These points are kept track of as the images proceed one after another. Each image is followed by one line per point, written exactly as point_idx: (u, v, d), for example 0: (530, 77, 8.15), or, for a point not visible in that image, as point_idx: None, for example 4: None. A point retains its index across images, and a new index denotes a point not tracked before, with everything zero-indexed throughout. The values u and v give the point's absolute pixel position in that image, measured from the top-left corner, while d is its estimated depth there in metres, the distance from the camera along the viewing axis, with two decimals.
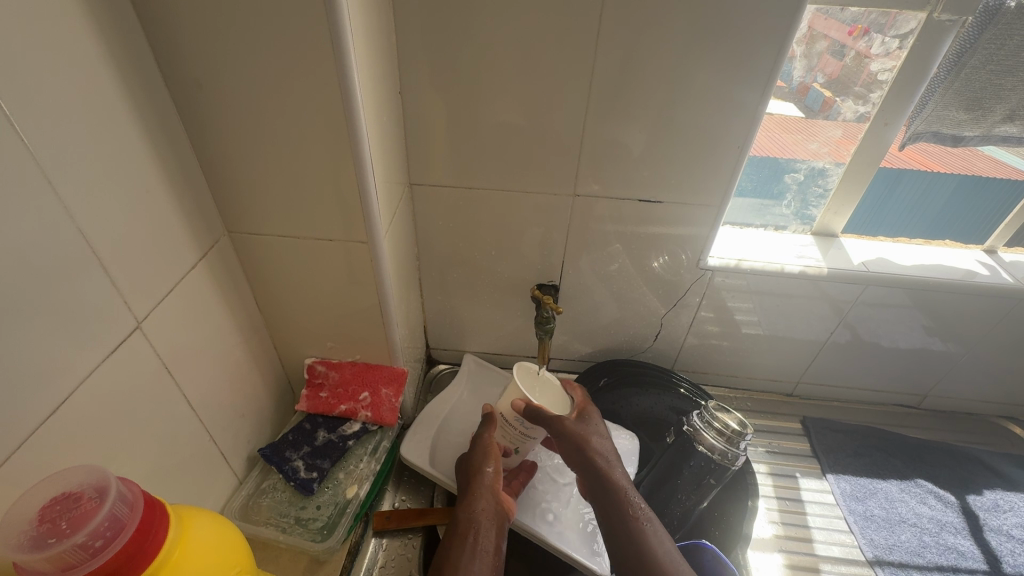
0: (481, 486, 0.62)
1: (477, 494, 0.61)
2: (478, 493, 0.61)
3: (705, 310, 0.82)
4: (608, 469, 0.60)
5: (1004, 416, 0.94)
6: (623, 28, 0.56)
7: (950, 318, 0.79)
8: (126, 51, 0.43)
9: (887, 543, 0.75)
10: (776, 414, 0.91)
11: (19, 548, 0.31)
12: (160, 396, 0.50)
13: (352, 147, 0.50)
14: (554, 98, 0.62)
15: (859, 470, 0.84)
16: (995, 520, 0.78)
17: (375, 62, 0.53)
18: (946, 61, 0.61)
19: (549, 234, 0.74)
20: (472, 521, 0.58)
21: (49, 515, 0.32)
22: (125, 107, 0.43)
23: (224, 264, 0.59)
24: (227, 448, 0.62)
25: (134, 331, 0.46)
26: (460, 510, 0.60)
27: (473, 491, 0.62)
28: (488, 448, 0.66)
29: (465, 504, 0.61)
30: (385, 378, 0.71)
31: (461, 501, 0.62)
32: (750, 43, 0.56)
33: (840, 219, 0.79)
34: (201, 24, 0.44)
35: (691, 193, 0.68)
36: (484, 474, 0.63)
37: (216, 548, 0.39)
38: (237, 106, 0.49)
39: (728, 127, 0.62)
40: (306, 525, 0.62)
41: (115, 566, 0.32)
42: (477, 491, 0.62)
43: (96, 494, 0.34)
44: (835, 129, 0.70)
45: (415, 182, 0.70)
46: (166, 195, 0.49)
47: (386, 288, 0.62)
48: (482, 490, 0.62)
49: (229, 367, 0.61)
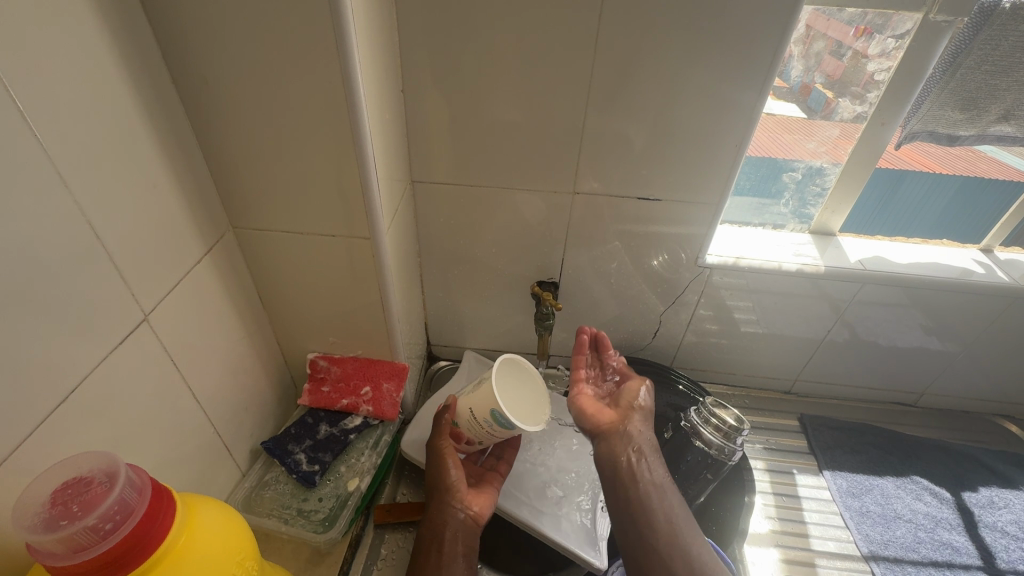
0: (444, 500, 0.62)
1: (443, 511, 0.61)
2: (445, 510, 0.61)
3: (704, 308, 0.82)
4: (637, 425, 0.66)
5: (1001, 414, 0.94)
6: (622, 27, 0.57)
7: (947, 316, 0.80)
8: (133, 47, 0.44)
9: (882, 538, 0.76)
10: (774, 411, 0.92)
11: (30, 529, 0.32)
12: (166, 388, 0.51)
13: (356, 143, 0.51)
14: (554, 97, 0.63)
15: (855, 467, 0.85)
16: (990, 516, 0.78)
17: (379, 60, 0.54)
18: (942, 61, 0.62)
19: (549, 231, 0.75)
20: (437, 540, 0.60)
21: (60, 499, 0.33)
22: (131, 102, 0.44)
23: (228, 258, 0.60)
24: (231, 440, 0.63)
25: (140, 322, 0.47)
26: (425, 527, 0.61)
27: (438, 509, 0.62)
28: (443, 452, 0.65)
29: (430, 521, 0.61)
30: (387, 373, 0.72)
31: (428, 516, 0.62)
32: (747, 42, 0.57)
33: (838, 218, 0.80)
34: (208, 22, 0.45)
35: (690, 190, 0.69)
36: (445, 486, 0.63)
37: (222, 534, 0.40)
38: (242, 103, 0.50)
39: (725, 125, 0.63)
40: (308, 517, 0.63)
41: (124, 549, 0.33)
42: (441, 509, 0.61)
43: (105, 478, 0.35)
44: (833, 129, 0.70)
45: (417, 179, 0.71)
46: (173, 190, 0.50)
47: (388, 283, 0.63)
48: (447, 506, 0.61)
49: (233, 360, 0.62)
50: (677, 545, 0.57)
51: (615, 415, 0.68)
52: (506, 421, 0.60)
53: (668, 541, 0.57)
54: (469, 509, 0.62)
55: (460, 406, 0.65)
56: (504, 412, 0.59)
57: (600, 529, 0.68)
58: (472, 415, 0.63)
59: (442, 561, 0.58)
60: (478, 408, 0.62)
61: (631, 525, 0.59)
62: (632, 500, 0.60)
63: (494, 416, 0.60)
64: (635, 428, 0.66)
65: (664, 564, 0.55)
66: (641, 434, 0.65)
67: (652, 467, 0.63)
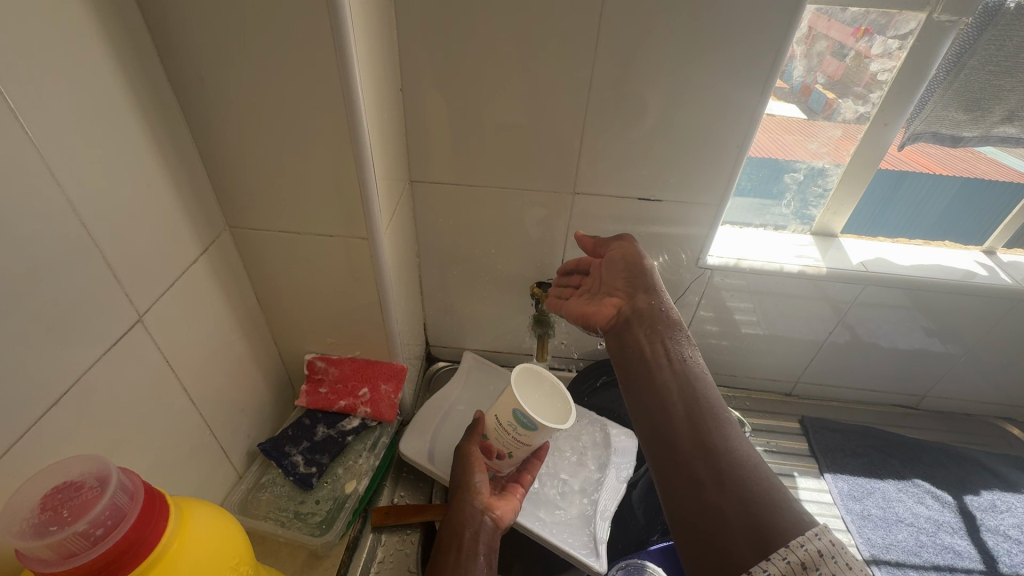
0: (466, 501, 0.62)
1: (463, 509, 0.61)
2: (466, 509, 0.61)
3: (704, 309, 0.82)
4: (650, 301, 0.62)
5: (1003, 417, 0.94)
6: (623, 27, 0.56)
7: (949, 319, 0.79)
8: (129, 46, 0.43)
9: (884, 542, 0.75)
10: (775, 413, 0.92)
11: (20, 535, 0.31)
12: (161, 390, 0.50)
13: (354, 143, 0.51)
14: (554, 97, 0.62)
15: (856, 470, 0.84)
16: (992, 520, 0.78)
17: (377, 59, 0.53)
18: (946, 62, 0.61)
19: (549, 232, 0.75)
20: (457, 536, 0.59)
21: (50, 504, 0.33)
22: (127, 101, 0.44)
23: (225, 258, 0.59)
24: (227, 442, 0.62)
25: (135, 324, 0.47)
26: (446, 525, 0.61)
27: (459, 507, 0.62)
28: (471, 461, 0.65)
29: (451, 519, 0.61)
30: (385, 375, 0.72)
31: (449, 513, 0.62)
32: (750, 42, 0.56)
33: (839, 220, 0.79)
34: (204, 20, 0.44)
35: (691, 191, 0.69)
36: (469, 487, 0.63)
37: (217, 539, 0.40)
38: (239, 102, 0.49)
39: (727, 125, 0.63)
40: (305, 520, 0.62)
41: (115, 555, 0.33)
42: (462, 507, 0.61)
43: (96, 483, 0.34)
44: (835, 130, 0.70)
45: (416, 179, 0.71)
46: (168, 189, 0.50)
47: (386, 284, 0.63)
48: (468, 506, 0.61)
49: (230, 362, 0.62)
50: (706, 439, 0.49)
51: (620, 295, 0.64)
52: (529, 421, 0.60)
53: (695, 425, 0.51)
54: (491, 511, 0.62)
55: (489, 421, 0.66)
56: (526, 411, 0.59)
57: (600, 534, 0.67)
58: (498, 423, 0.64)
59: (460, 559, 0.57)
60: (502, 413, 0.63)
61: (647, 412, 0.55)
62: (646, 390, 0.56)
63: (518, 416, 0.61)
64: (644, 301, 0.62)
65: (689, 467, 0.49)
66: (653, 306, 0.62)
67: (677, 348, 0.59)
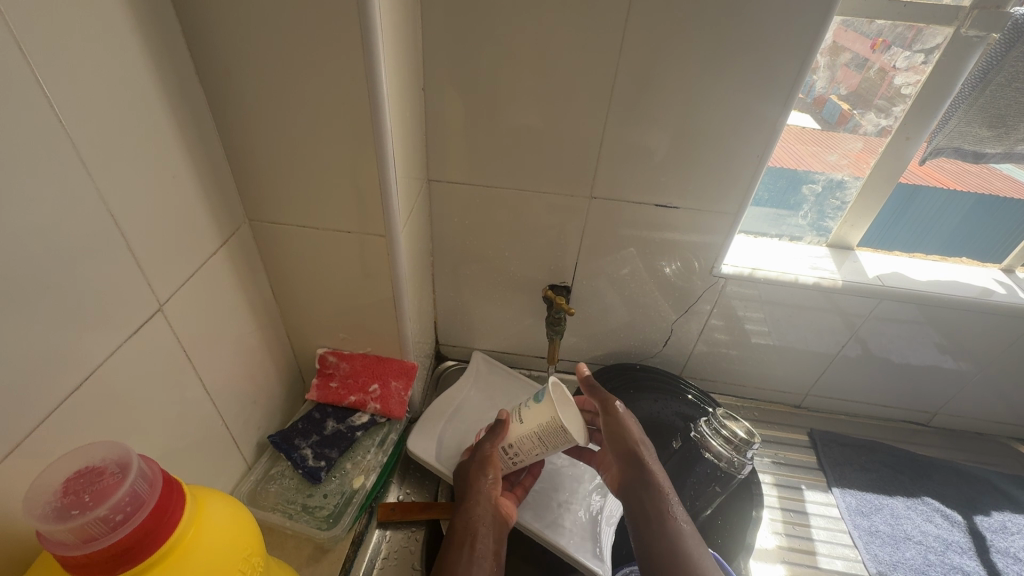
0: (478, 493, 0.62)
1: (475, 501, 0.61)
2: (477, 501, 0.61)
3: (716, 318, 0.82)
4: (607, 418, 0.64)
5: (1014, 437, 0.93)
6: (647, 34, 0.56)
7: (965, 336, 0.79)
8: (159, 38, 0.44)
9: (891, 560, 0.74)
10: (784, 425, 0.91)
11: (43, 517, 0.32)
12: (177, 380, 0.51)
13: (375, 139, 0.51)
14: (575, 101, 0.62)
15: (865, 485, 0.84)
16: (1003, 542, 0.77)
17: (402, 58, 0.53)
18: (971, 78, 0.61)
19: (565, 234, 0.75)
20: (470, 529, 0.58)
21: (72, 488, 0.34)
22: (155, 92, 0.44)
23: (243, 251, 0.60)
24: (239, 434, 0.63)
25: (155, 312, 0.47)
26: (459, 518, 0.60)
27: (471, 497, 0.62)
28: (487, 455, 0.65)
29: (463, 512, 0.60)
30: (395, 371, 0.72)
31: (461, 509, 0.61)
32: (775, 52, 0.56)
33: (857, 232, 0.78)
34: (234, 15, 0.45)
35: (709, 201, 0.69)
36: (483, 480, 0.63)
37: (231, 530, 0.40)
38: (263, 98, 0.50)
39: (749, 134, 0.62)
40: (312, 513, 0.63)
41: (132, 543, 0.33)
42: (474, 498, 0.62)
43: (117, 469, 0.35)
44: (855, 142, 0.69)
45: (434, 179, 0.71)
46: (192, 180, 0.50)
47: (401, 281, 0.63)
48: (478, 498, 0.62)
49: (244, 354, 0.62)
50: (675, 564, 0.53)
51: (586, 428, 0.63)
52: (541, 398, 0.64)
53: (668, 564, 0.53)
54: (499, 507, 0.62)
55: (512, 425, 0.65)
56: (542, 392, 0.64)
57: (605, 541, 0.67)
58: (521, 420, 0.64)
59: (473, 554, 0.55)
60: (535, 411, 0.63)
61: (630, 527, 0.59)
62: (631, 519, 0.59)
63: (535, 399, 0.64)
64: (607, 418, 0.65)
65: None
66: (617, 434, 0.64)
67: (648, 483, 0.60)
